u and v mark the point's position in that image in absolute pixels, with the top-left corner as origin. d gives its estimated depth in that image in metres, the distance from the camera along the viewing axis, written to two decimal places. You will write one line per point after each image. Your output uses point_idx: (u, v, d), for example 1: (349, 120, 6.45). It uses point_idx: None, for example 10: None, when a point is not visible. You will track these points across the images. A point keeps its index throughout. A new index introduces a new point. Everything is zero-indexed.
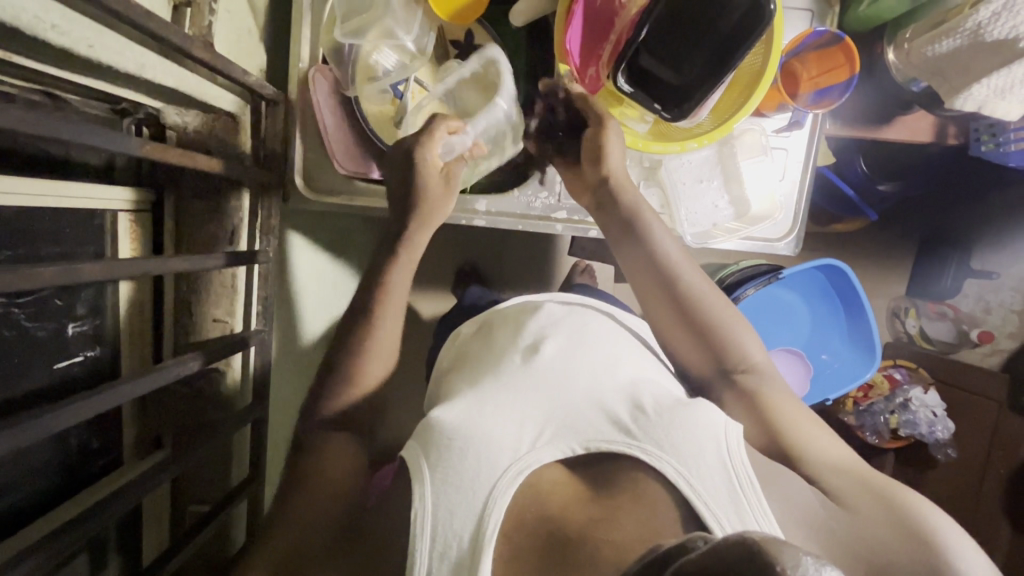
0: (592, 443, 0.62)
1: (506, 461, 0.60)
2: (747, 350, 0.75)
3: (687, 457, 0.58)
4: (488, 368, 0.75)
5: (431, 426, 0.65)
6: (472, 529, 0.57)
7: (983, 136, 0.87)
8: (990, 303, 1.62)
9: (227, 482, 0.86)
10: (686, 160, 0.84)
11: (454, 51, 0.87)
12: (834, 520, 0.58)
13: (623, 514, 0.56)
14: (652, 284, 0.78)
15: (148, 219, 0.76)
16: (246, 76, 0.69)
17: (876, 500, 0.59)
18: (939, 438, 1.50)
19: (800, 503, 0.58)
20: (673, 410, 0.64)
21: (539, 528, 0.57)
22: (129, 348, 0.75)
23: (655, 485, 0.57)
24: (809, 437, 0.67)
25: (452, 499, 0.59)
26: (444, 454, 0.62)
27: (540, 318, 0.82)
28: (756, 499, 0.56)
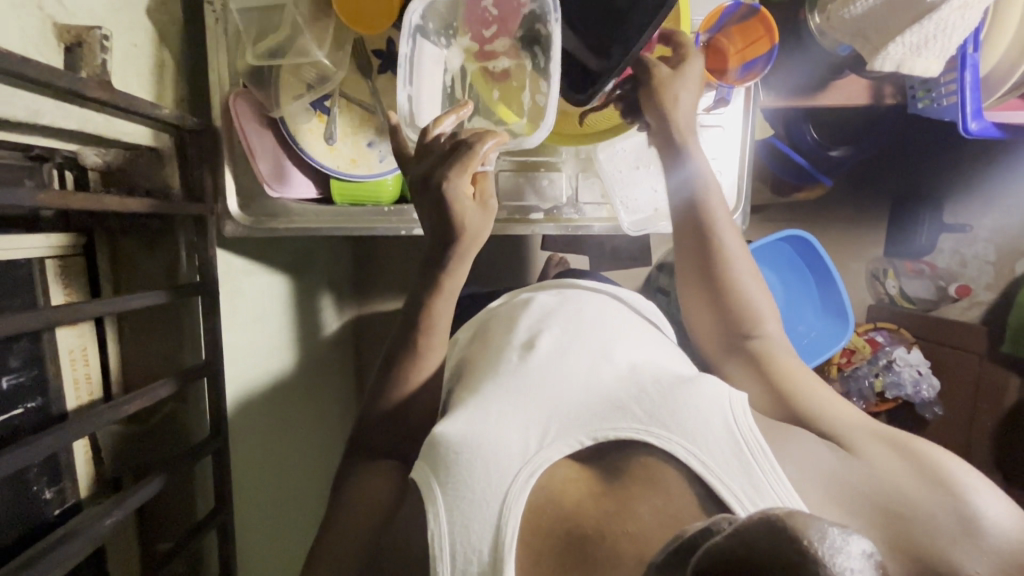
0: (598, 433, 0.62)
1: (516, 466, 0.60)
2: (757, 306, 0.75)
3: (694, 438, 0.59)
4: (486, 369, 0.74)
5: (436, 438, 0.64)
6: (491, 538, 0.56)
7: (919, 92, 0.82)
8: (966, 256, 1.61)
9: (193, 516, 0.86)
10: (618, 148, 0.85)
11: (377, 61, 0.85)
12: (850, 472, 0.58)
13: (639, 502, 0.56)
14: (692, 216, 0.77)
15: (79, 262, 0.74)
16: (158, 110, 0.68)
17: (904, 453, 0.59)
18: (925, 398, 1.51)
19: (814, 461, 0.59)
20: (678, 389, 0.64)
21: (557, 528, 0.57)
22: (74, 392, 0.74)
23: (667, 466, 0.58)
24: (818, 398, 0.67)
25: (466, 513, 0.58)
26: (451, 469, 0.61)
27: (531, 312, 0.81)
28: (769, 464, 0.56)
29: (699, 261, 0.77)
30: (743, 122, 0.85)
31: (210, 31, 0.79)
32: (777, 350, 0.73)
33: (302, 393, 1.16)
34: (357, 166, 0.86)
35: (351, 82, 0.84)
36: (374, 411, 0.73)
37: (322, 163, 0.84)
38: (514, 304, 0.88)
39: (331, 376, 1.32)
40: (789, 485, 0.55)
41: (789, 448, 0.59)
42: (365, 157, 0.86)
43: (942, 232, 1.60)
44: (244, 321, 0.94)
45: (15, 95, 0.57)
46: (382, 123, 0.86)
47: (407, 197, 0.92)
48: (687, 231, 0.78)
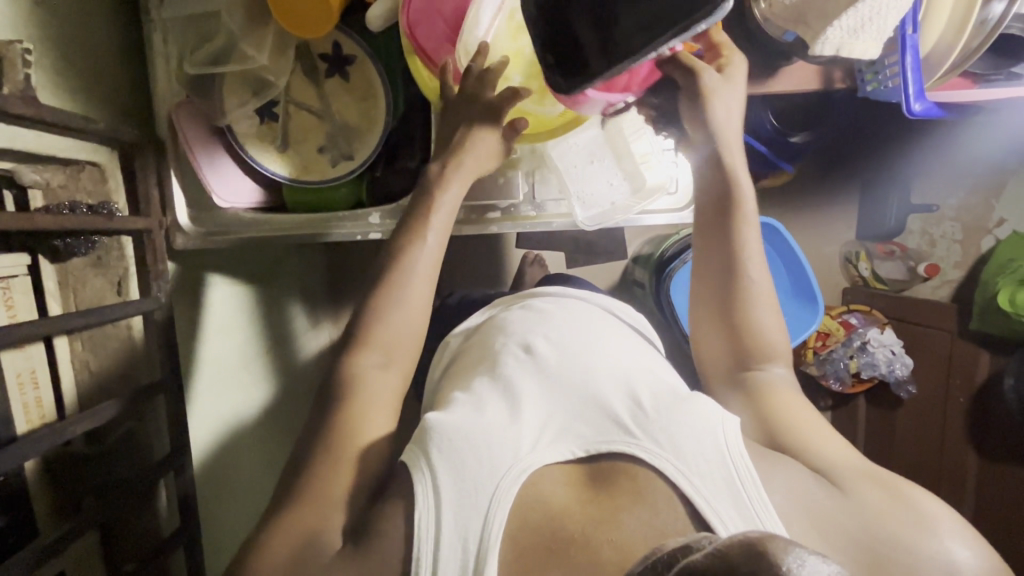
0: (592, 446, 0.62)
1: (507, 461, 0.59)
2: (773, 341, 0.73)
3: (685, 456, 0.59)
4: (482, 368, 0.73)
5: (426, 425, 0.62)
6: (476, 532, 0.55)
7: (867, 74, 0.83)
8: (935, 235, 1.62)
9: (158, 533, 0.86)
10: (573, 142, 0.83)
11: (323, 64, 0.84)
12: (837, 507, 0.58)
13: (625, 514, 0.57)
14: (714, 235, 0.76)
15: (26, 283, 0.71)
16: (92, 123, 0.66)
17: (889, 492, 0.60)
18: (898, 376, 1.52)
19: (805, 489, 0.59)
20: (674, 404, 0.63)
21: (545, 529, 0.57)
22: (25, 415, 0.71)
23: (656, 481, 0.58)
24: (812, 436, 0.65)
25: (458, 499, 0.57)
26: (445, 453, 0.59)
27: (528, 318, 0.81)
28: (757, 494, 0.56)
29: (717, 254, 0.75)
30: None
31: (148, 38, 0.77)
32: (779, 384, 0.71)
33: (267, 401, 1.13)
34: (309, 171, 0.86)
35: (298, 87, 0.83)
36: None
37: (276, 171, 0.84)
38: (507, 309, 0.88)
39: (307, 386, 1.31)
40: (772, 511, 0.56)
41: (773, 469, 0.60)
42: (319, 162, 0.86)
43: (910, 212, 1.61)
44: (207, 332, 0.94)
45: None
46: (331, 127, 0.85)
47: (364, 201, 0.91)
48: (705, 248, 0.76)
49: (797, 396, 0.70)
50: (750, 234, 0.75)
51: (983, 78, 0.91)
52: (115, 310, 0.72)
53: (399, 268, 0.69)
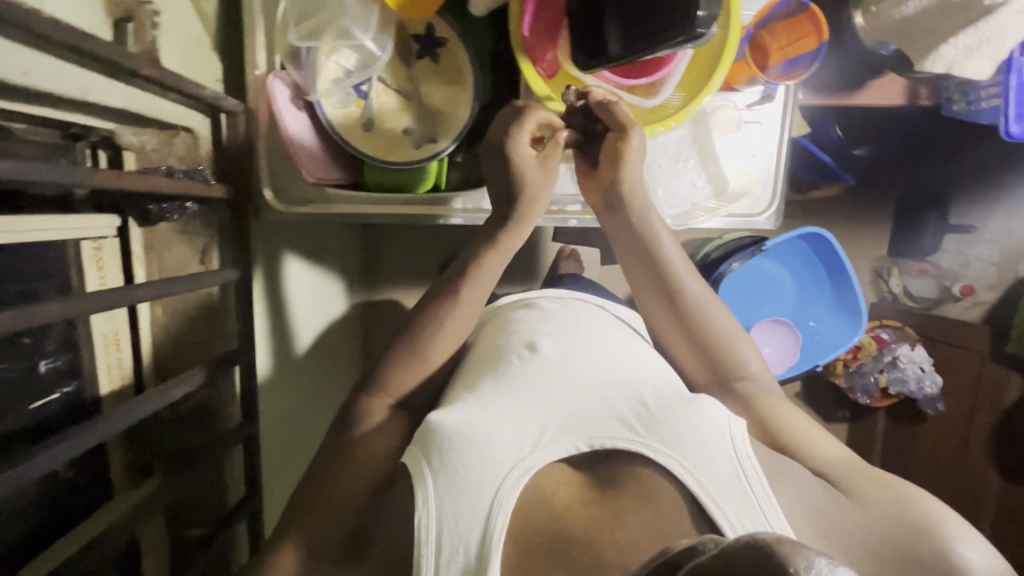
0: (597, 440, 0.62)
1: (511, 461, 0.60)
2: (737, 349, 0.77)
3: (693, 454, 0.59)
4: (488, 369, 0.74)
5: (430, 425, 0.64)
6: (479, 531, 0.57)
7: (955, 95, 0.85)
8: (969, 257, 1.63)
9: (222, 505, 0.85)
10: (662, 142, 0.82)
11: (415, 46, 0.84)
12: (837, 506, 0.60)
13: (629, 514, 0.57)
14: (644, 271, 0.79)
15: (115, 245, 0.73)
16: (201, 90, 0.66)
17: (884, 492, 0.61)
18: (928, 393, 1.54)
19: (808, 496, 0.60)
20: (680, 406, 0.65)
21: (548, 530, 0.57)
22: (106, 377, 0.72)
23: (663, 481, 0.58)
24: (805, 432, 0.70)
25: (457, 502, 0.58)
26: (446, 456, 0.60)
27: (534, 318, 0.82)
28: (765, 495, 0.57)
29: (657, 293, 0.78)
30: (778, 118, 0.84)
31: (247, 9, 0.77)
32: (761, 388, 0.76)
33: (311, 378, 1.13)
34: (393, 153, 0.84)
35: (389, 68, 0.83)
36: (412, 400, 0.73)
37: (359, 149, 0.83)
38: (517, 307, 0.89)
39: (338, 363, 1.29)
40: (778, 512, 0.57)
41: (780, 474, 0.61)
42: (401, 143, 0.85)
43: (946, 232, 1.62)
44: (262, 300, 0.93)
45: (67, 69, 0.53)
46: (417, 110, 0.86)
47: (440, 185, 0.91)
48: (641, 288, 0.80)
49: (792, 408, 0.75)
50: (679, 257, 0.79)
51: None
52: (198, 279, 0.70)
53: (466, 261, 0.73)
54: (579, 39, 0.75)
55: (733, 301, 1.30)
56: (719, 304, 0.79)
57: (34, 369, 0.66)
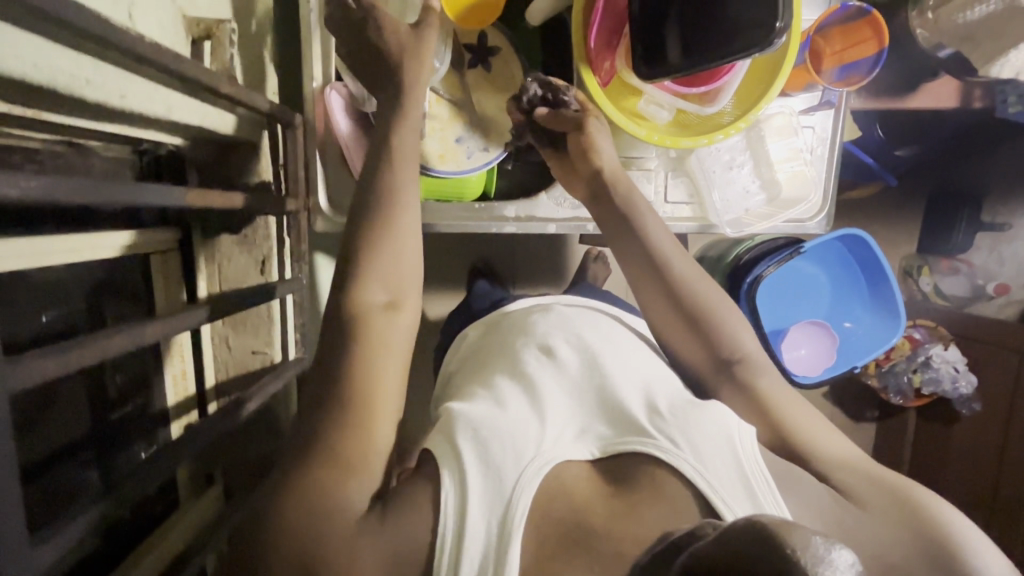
0: (609, 445, 0.62)
1: (529, 455, 0.59)
2: (738, 336, 0.72)
3: (704, 455, 0.58)
4: (501, 368, 0.73)
5: (452, 417, 0.63)
6: (500, 516, 0.54)
7: (1010, 98, 0.86)
8: (1003, 254, 1.61)
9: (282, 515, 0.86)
10: (716, 148, 0.83)
11: (468, 55, 0.84)
12: (848, 517, 0.59)
13: (642, 509, 0.56)
14: (628, 251, 0.75)
15: (178, 257, 0.75)
16: (268, 104, 0.67)
17: (890, 498, 0.60)
18: (961, 392, 1.53)
19: (819, 506, 0.58)
20: (691, 410, 0.63)
21: (565, 521, 0.55)
22: (172, 385, 0.76)
23: (673, 479, 0.57)
24: (812, 429, 0.67)
25: (476, 490, 0.55)
26: (465, 445, 0.59)
27: (550, 317, 0.80)
28: (772, 495, 0.57)
29: (652, 283, 0.74)
30: (830, 126, 0.84)
31: (304, 20, 0.77)
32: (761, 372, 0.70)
33: None
34: (445, 162, 0.85)
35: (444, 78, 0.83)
36: None
37: None
38: (529, 308, 0.86)
39: None
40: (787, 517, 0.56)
41: (786, 478, 0.59)
42: (454, 152, 0.85)
43: (978, 230, 1.60)
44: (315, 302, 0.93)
45: (156, 89, 0.54)
46: (469, 119, 0.86)
47: (490, 194, 0.92)
48: (637, 280, 0.75)
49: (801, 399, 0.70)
50: (661, 238, 0.75)
51: None
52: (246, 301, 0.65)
53: (392, 245, 0.60)
54: (639, 50, 0.75)
55: (769, 302, 1.29)
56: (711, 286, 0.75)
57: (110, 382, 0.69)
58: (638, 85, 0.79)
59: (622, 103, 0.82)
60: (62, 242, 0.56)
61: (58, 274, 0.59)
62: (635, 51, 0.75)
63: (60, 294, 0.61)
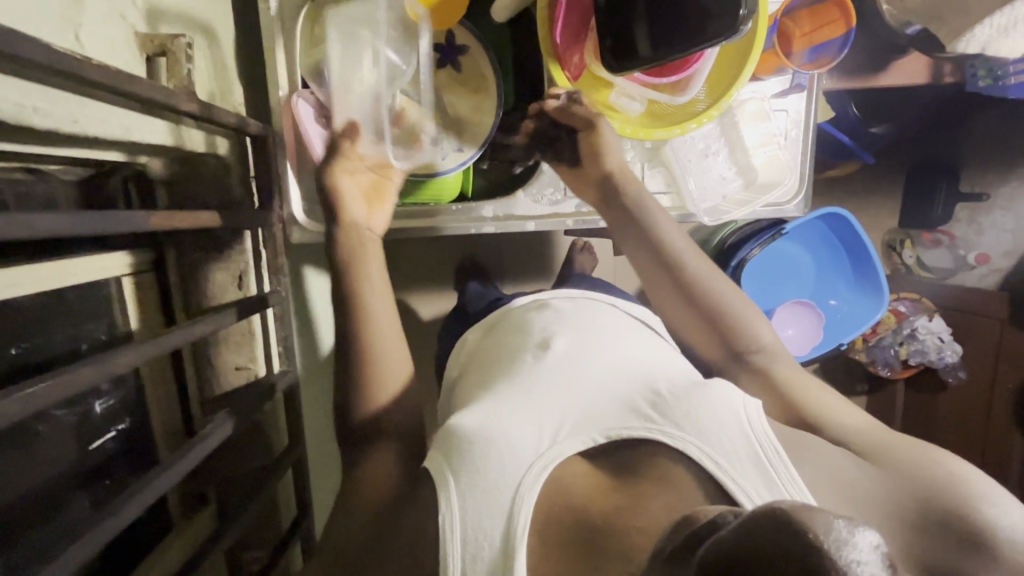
0: (613, 431, 0.62)
1: (530, 457, 0.59)
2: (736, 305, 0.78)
3: (708, 437, 0.59)
4: (502, 370, 0.73)
5: (450, 429, 0.64)
6: (502, 526, 0.55)
7: (980, 72, 0.84)
8: (982, 224, 1.63)
9: (278, 529, 0.85)
10: (690, 137, 0.83)
11: (436, 55, 0.83)
12: (868, 481, 0.57)
13: (651, 499, 0.55)
14: (642, 249, 0.81)
15: (152, 278, 0.73)
16: (232, 118, 0.65)
17: (910, 460, 0.58)
18: (949, 362, 1.55)
19: (833, 472, 0.58)
20: (691, 392, 0.64)
21: (571, 518, 0.56)
22: (155, 409, 0.75)
23: (678, 466, 0.57)
24: (824, 401, 0.69)
25: (478, 498, 0.56)
26: (465, 456, 0.60)
27: (546, 316, 0.80)
28: (785, 469, 0.55)
29: (665, 274, 0.80)
30: (804, 108, 0.84)
31: (266, 29, 0.76)
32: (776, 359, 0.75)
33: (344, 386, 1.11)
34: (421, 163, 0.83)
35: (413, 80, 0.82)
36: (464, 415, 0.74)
37: None
38: (526, 307, 0.86)
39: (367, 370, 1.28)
40: (802, 487, 0.55)
41: (795, 450, 0.59)
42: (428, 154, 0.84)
43: (958, 201, 1.61)
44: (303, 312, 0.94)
45: (111, 111, 0.53)
46: (442, 119, 0.85)
47: (467, 194, 0.91)
48: (648, 274, 0.82)
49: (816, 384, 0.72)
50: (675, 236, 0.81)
51: None
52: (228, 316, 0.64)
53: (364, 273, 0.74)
54: (608, 43, 0.73)
55: (756, 282, 1.29)
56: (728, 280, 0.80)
57: (92, 410, 0.67)
58: (609, 78, 0.78)
59: (593, 97, 0.81)
60: (21, 272, 0.55)
61: (24, 305, 0.58)
62: (603, 44, 0.74)
63: (29, 329, 0.59)
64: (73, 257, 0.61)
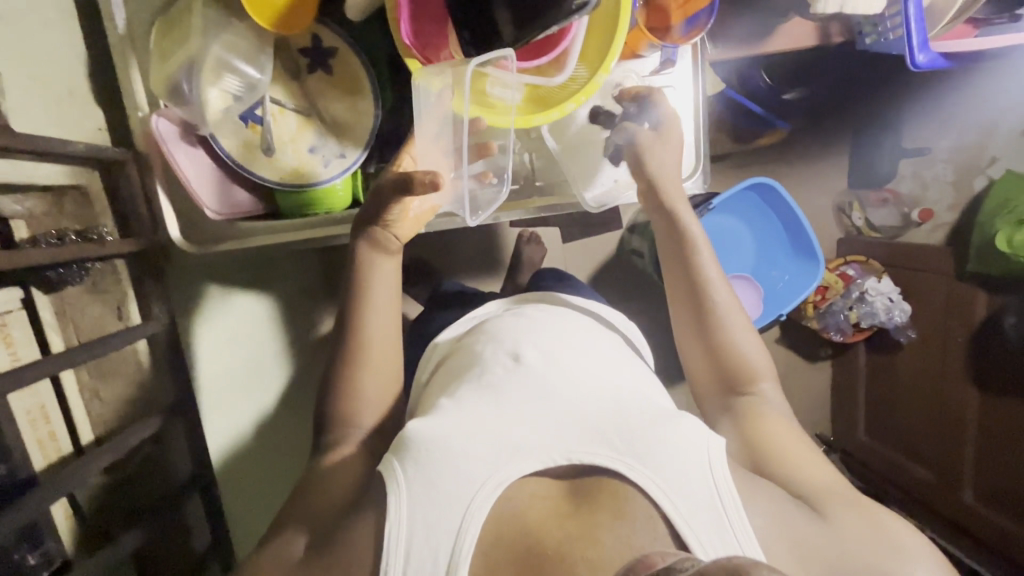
0: (574, 454, 0.60)
1: (483, 474, 0.58)
2: (737, 347, 0.75)
3: (668, 473, 0.57)
4: (468, 377, 0.71)
5: (407, 434, 0.63)
6: (448, 547, 0.55)
7: (866, 27, 0.81)
8: (927, 179, 1.62)
9: (192, 552, 0.85)
10: (567, 122, 0.84)
11: (304, 62, 0.81)
12: (814, 531, 0.59)
13: (602, 529, 0.54)
14: (674, 259, 0.77)
15: (23, 316, 0.71)
16: (68, 147, 0.63)
17: (862, 521, 0.61)
18: (897, 322, 1.54)
19: (780, 510, 0.59)
20: (660, 423, 0.62)
21: (518, 545, 0.55)
22: (40, 450, 0.72)
23: (636, 498, 0.56)
24: (797, 451, 0.68)
25: (428, 513, 0.56)
26: (421, 466, 0.59)
27: (518, 325, 0.78)
28: (740, 518, 0.56)
29: (680, 279, 0.76)
30: (688, 78, 0.84)
31: (115, 48, 0.73)
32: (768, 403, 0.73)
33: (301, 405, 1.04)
34: (303, 175, 0.81)
35: (280, 87, 0.80)
36: None
37: (267, 178, 0.80)
38: (500, 316, 0.85)
39: None
40: (751, 533, 0.56)
41: (751, 490, 0.59)
42: (309, 163, 0.82)
43: (900, 158, 1.59)
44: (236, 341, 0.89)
45: None
46: (321, 125, 0.83)
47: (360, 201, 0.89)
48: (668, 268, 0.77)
49: (796, 431, 0.71)
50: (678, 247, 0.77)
51: (986, 23, 0.86)
52: (80, 355, 0.65)
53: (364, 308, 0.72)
54: (466, 35, 0.70)
55: None
56: (732, 302, 0.76)
57: None
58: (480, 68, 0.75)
59: None
60: None
61: None
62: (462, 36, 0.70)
63: None
64: None
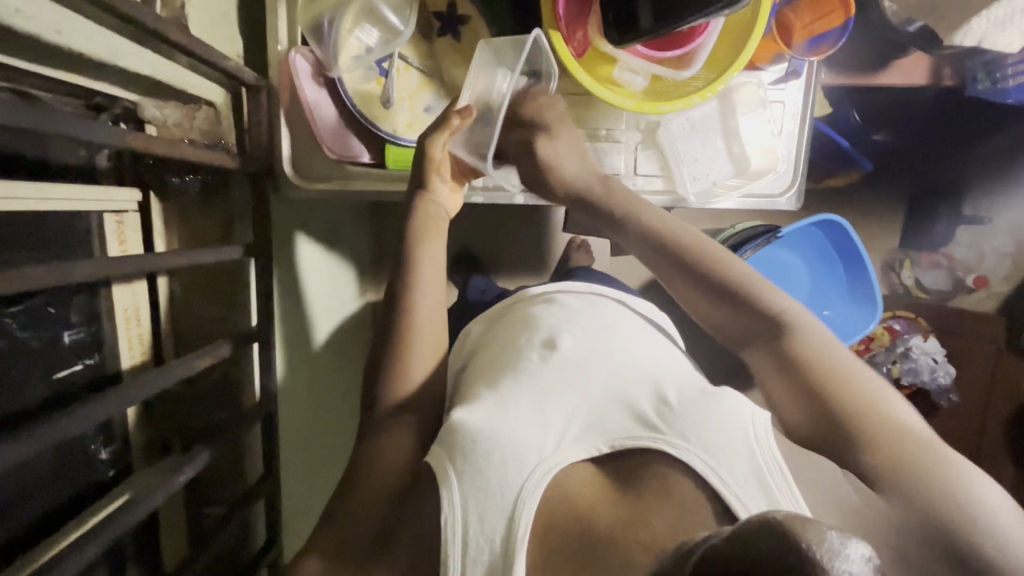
0: (617, 441, 0.59)
1: (533, 461, 0.58)
2: (777, 299, 0.67)
3: (713, 448, 0.55)
4: (507, 365, 0.70)
5: (453, 427, 0.62)
6: (503, 528, 0.54)
7: (979, 73, 0.92)
8: (984, 248, 1.60)
9: (243, 480, 0.86)
10: (683, 118, 0.84)
11: (437, 23, 0.85)
12: (866, 500, 0.51)
13: (653, 513, 0.53)
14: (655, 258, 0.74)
15: (136, 220, 0.73)
16: (226, 61, 0.66)
17: (916, 464, 0.52)
18: (940, 384, 1.47)
19: (830, 488, 0.53)
20: (699, 401, 0.61)
21: (571, 528, 0.54)
22: (128, 350, 0.73)
23: (685, 478, 0.54)
24: (856, 389, 0.58)
25: (483, 501, 0.56)
26: (469, 458, 0.58)
27: (554, 311, 0.76)
28: (787, 486, 0.52)
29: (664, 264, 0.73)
30: (801, 99, 0.85)
31: None
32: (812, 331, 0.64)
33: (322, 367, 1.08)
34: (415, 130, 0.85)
35: (412, 45, 0.84)
36: (436, 378, 0.73)
37: (381, 127, 0.82)
38: (530, 301, 0.82)
39: (357, 347, 1.25)
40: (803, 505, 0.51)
41: (802, 469, 0.54)
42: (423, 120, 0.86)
43: (959, 224, 1.59)
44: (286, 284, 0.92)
45: (93, 31, 0.55)
46: (440, 87, 0.87)
47: None
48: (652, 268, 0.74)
49: (853, 360, 0.62)
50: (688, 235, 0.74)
51: None
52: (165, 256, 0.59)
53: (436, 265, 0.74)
54: (611, 18, 0.74)
55: None
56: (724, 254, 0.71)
57: (59, 339, 0.65)
58: (610, 52, 0.78)
59: (594, 73, 0.80)
60: None
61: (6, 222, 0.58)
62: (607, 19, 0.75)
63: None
64: (70, 184, 0.63)
